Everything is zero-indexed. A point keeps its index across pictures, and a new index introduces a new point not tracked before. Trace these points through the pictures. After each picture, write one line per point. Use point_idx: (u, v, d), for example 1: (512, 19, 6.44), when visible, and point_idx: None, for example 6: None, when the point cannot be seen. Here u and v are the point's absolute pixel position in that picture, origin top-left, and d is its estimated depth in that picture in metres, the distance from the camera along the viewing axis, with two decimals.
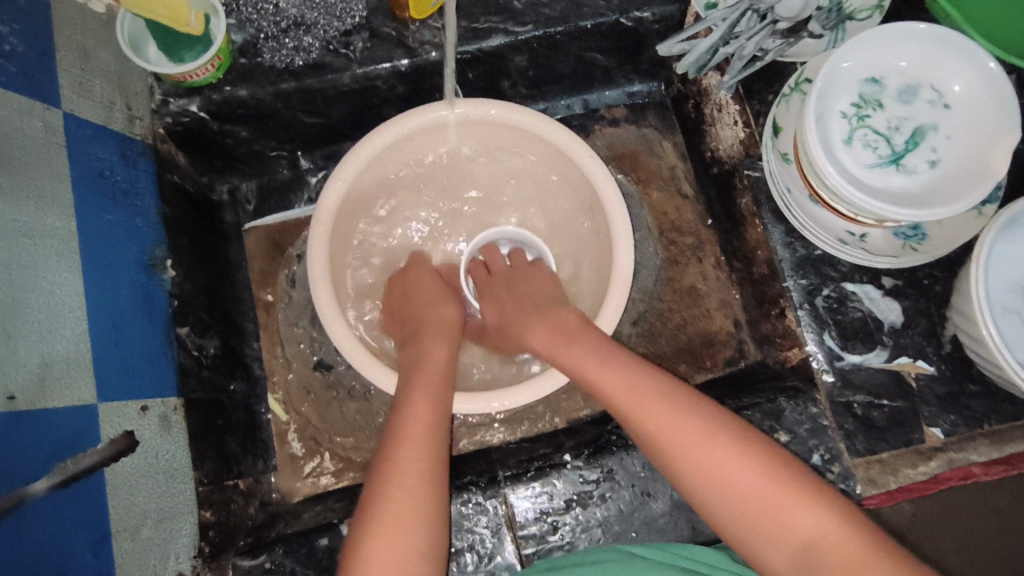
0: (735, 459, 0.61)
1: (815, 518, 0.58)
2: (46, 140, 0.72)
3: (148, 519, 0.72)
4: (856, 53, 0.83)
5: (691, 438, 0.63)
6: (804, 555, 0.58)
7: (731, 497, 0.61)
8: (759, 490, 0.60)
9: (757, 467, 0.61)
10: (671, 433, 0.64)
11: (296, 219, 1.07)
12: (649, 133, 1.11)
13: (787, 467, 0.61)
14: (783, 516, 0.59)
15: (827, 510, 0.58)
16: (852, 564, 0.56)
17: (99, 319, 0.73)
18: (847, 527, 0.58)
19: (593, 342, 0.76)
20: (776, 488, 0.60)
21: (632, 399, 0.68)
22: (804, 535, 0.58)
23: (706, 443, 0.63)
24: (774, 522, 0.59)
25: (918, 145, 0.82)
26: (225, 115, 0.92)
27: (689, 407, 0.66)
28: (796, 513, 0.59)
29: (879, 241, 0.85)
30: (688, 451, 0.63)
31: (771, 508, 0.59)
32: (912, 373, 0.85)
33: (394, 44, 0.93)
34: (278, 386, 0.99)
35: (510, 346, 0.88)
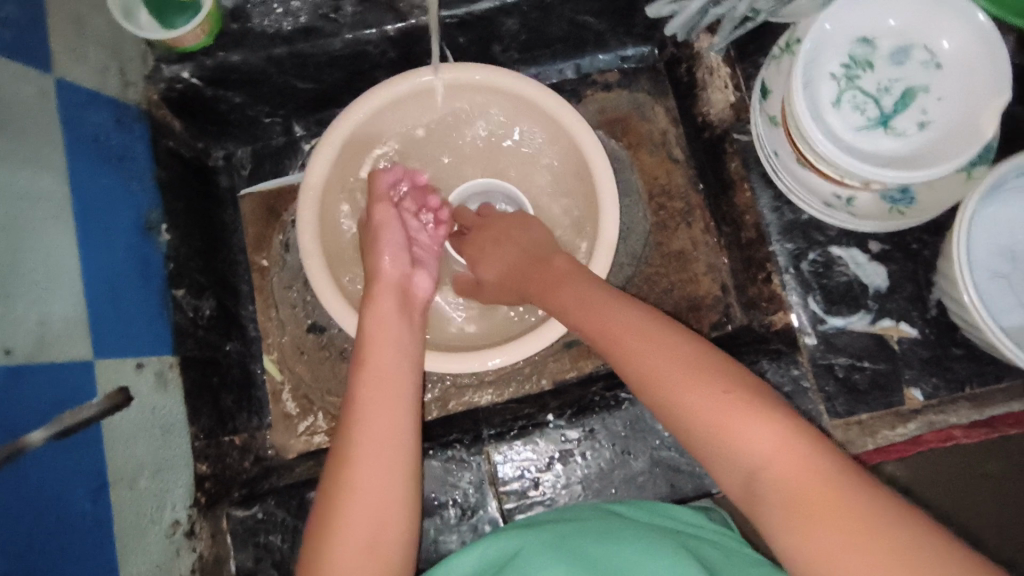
0: (693, 379, 0.59)
1: (766, 437, 0.54)
2: (41, 106, 0.74)
3: (145, 470, 0.75)
4: (848, 12, 0.81)
5: (658, 363, 0.62)
6: (755, 478, 0.54)
7: (688, 417, 0.58)
8: (712, 409, 0.57)
9: (714, 388, 0.58)
10: (641, 364, 0.63)
11: (289, 185, 1.08)
12: (641, 98, 1.10)
13: (750, 387, 0.58)
14: (737, 439, 0.55)
15: (780, 429, 0.54)
16: (800, 487, 0.52)
17: (95, 280, 0.76)
18: (803, 447, 0.54)
19: (581, 283, 0.76)
20: (731, 407, 0.57)
21: (611, 336, 0.68)
22: (755, 458, 0.54)
23: (670, 364, 0.61)
24: (728, 440, 0.56)
25: (908, 107, 0.81)
26: (219, 80, 0.94)
27: (660, 332, 0.65)
28: (749, 431, 0.55)
29: (866, 205, 0.85)
30: (654, 378, 0.62)
31: (725, 428, 0.56)
32: (895, 337, 0.85)
33: (384, 8, 0.93)
34: (272, 347, 1.01)
35: (508, 298, 0.89)
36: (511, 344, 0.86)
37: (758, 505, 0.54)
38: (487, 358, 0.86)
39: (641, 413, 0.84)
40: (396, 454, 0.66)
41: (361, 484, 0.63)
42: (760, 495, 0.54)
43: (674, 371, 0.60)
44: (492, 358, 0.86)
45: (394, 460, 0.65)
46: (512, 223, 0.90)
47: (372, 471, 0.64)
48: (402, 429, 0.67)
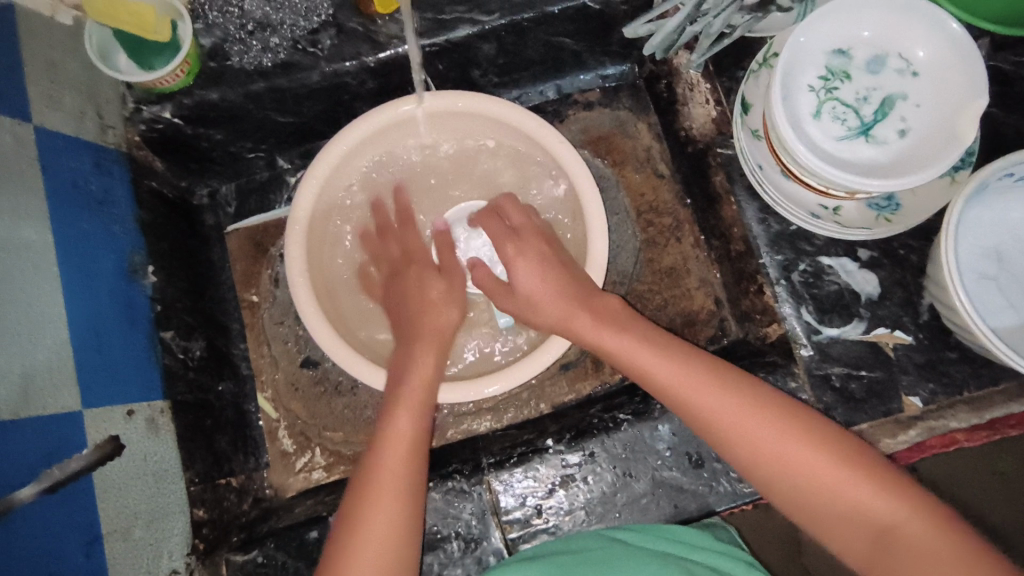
0: (792, 443, 0.63)
1: (889, 503, 0.59)
2: (17, 154, 0.73)
3: (139, 519, 0.74)
4: (822, 25, 0.82)
5: (752, 426, 0.64)
6: (881, 539, 0.58)
7: (793, 480, 0.62)
8: (820, 468, 0.61)
9: (815, 449, 0.62)
10: (725, 421, 0.65)
11: (276, 219, 1.07)
12: (624, 115, 1.11)
13: (854, 452, 0.62)
14: (855, 499, 0.60)
15: (898, 497, 0.59)
16: (930, 551, 0.56)
17: (80, 327, 0.74)
18: (932, 515, 0.58)
19: (638, 327, 0.75)
20: (842, 473, 0.61)
21: (682, 386, 0.68)
22: (881, 519, 0.59)
23: (766, 427, 0.64)
24: (840, 502, 0.60)
25: (886, 115, 0.82)
26: (198, 119, 0.93)
27: (746, 389, 0.67)
28: (870, 496, 0.59)
29: (853, 214, 0.85)
30: (746, 436, 0.64)
31: (835, 490, 0.61)
32: (890, 344, 0.85)
33: (361, 39, 0.93)
34: (265, 384, 1.00)
35: (537, 322, 0.83)
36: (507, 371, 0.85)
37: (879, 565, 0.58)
38: (485, 385, 0.85)
39: (640, 433, 0.83)
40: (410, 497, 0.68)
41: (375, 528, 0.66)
42: (880, 556, 0.58)
43: (771, 433, 0.63)
44: (488, 386, 0.85)
45: (402, 498, 0.68)
46: (530, 236, 0.86)
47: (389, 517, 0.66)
48: (415, 483, 0.69)
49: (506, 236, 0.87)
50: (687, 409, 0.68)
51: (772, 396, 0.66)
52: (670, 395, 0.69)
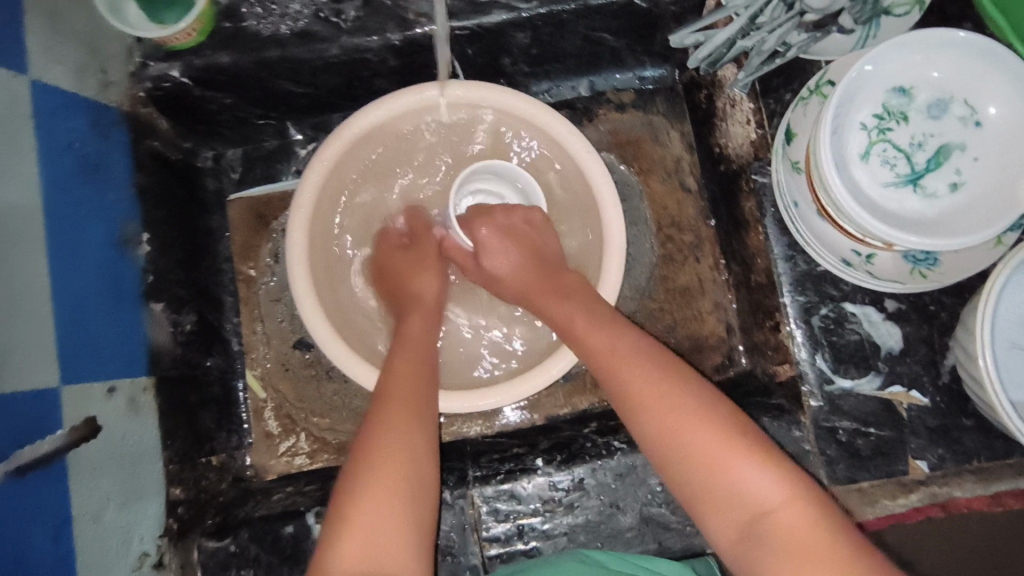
0: (689, 421, 0.61)
1: (771, 487, 0.56)
2: (10, 112, 0.68)
3: (111, 501, 0.72)
4: (886, 58, 0.75)
5: (659, 395, 0.63)
6: (754, 525, 0.56)
7: (685, 462, 0.59)
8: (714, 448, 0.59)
9: (716, 428, 0.60)
10: (637, 390, 0.64)
11: (282, 191, 1.03)
12: (656, 121, 1.05)
13: (751, 437, 0.59)
14: (741, 487, 0.57)
15: (791, 490, 0.56)
16: (800, 540, 0.53)
17: (64, 301, 0.71)
18: (813, 508, 0.55)
19: (586, 299, 0.76)
20: (733, 453, 0.58)
21: (609, 356, 0.68)
22: (764, 507, 0.56)
23: (667, 401, 0.62)
24: (728, 487, 0.57)
25: (940, 166, 0.76)
26: (207, 82, 0.88)
27: (667, 367, 0.66)
28: (757, 480, 0.57)
29: (888, 265, 0.79)
30: (654, 409, 0.63)
31: (731, 478, 0.57)
32: (904, 403, 0.81)
33: (388, 14, 0.87)
34: (256, 363, 0.98)
35: (502, 293, 0.85)
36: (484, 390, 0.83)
37: (747, 553, 0.55)
38: (481, 398, 0.83)
39: (633, 464, 0.81)
40: (412, 491, 0.61)
41: (376, 497, 0.60)
42: (753, 544, 0.55)
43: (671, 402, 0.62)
44: (460, 403, 0.83)
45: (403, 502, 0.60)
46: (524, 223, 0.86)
47: (389, 497, 0.60)
48: (421, 467, 0.64)
49: (500, 210, 0.86)
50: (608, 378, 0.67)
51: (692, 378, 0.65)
52: (598, 363, 0.69)
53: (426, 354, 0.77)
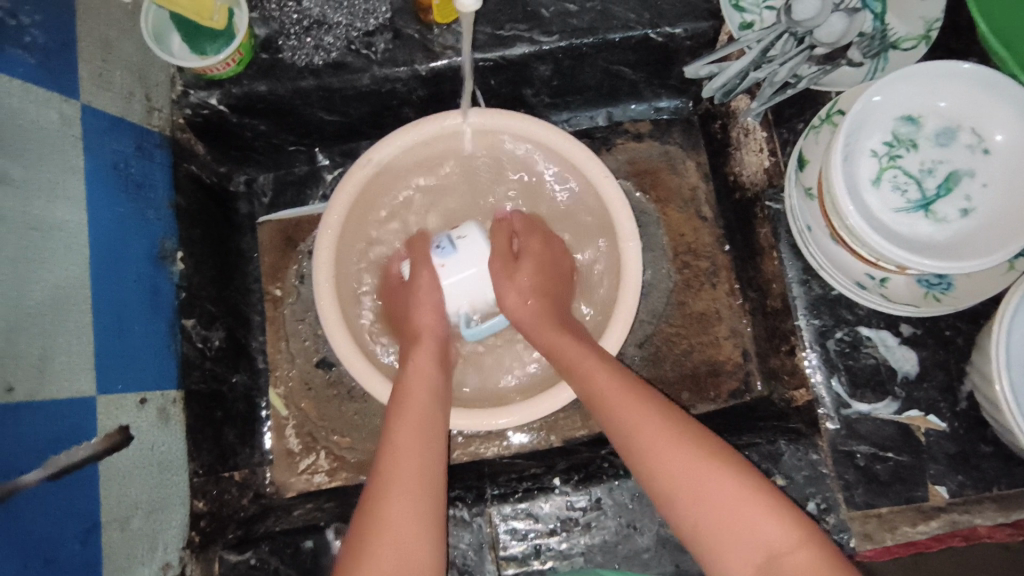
0: (705, 468, 0.62)
1: (782, 531, 0.57)
2: (63, 133, 0.73)
3: (139, 510, 0.74)
4: (895, 88, 0.78)
5: (658, 440, 0.65)
6: (768, 566, 0.57)
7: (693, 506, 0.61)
8: (720, 494, 0.60)
9: (724, 472, 0.61)
10: (643, 432, 0.66)
11: (309, 215, 1.07)
12: (673, 151, 1.08)
13: (763, 486, 0.60)
14: (748, 529, 0.58)
15: (790, 528, 0.57)
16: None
17: (104, 311, 0.74)
18: (821, 554, 0.56)
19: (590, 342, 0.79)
20: (738, 495, 0.59)
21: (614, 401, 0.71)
22: (771, 548, 0.57)
23: (679, 452, 0.63)
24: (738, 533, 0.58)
25: (950, 192, 0.78)
26: (244, 108, 0.93)
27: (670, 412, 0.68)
28: (762, 524, 0.58)
29: (900, 288, 0.81)
30: (658, 453, 0.64)
31: (740, 521, 0.58)
32: (922, 428, 0.81)
33: (416, 47, 0.91)
34: (279, 380, 1.00)
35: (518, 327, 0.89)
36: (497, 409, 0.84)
37: None
38: (493, 419, 0.84)
39: None
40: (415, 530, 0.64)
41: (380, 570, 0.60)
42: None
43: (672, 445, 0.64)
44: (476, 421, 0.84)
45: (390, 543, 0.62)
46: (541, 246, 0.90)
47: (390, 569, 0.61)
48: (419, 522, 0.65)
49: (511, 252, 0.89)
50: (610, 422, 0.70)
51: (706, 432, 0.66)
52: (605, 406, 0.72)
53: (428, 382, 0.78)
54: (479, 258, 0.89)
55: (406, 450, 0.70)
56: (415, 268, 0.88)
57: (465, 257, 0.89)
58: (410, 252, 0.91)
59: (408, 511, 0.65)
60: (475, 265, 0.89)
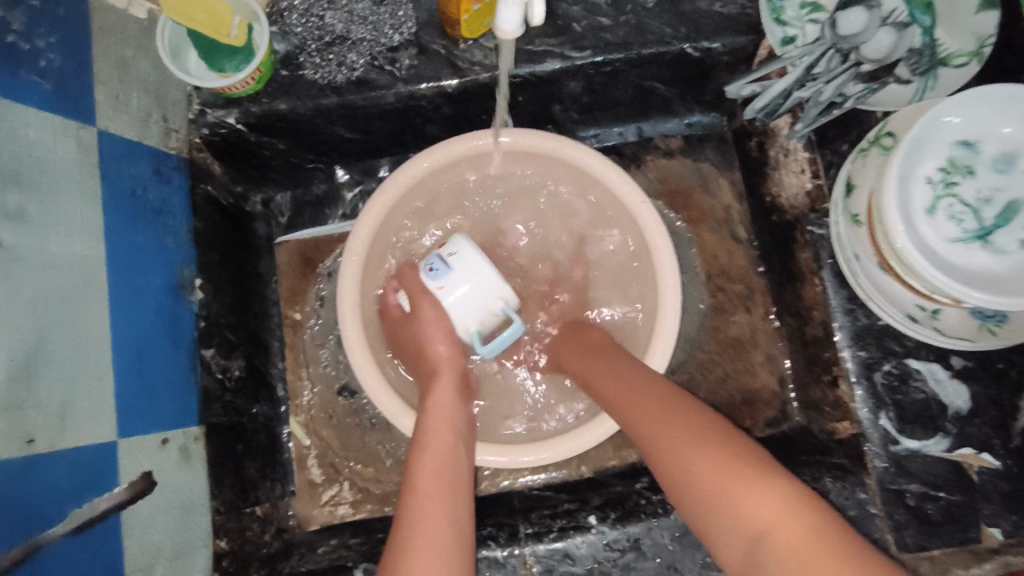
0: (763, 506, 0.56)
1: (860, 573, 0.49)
2: (78, 161, 0.69)
3: (162, 556, 0.71)
4: (951, 112, 0.74)
5: (710, 476, 0.60)
6: None
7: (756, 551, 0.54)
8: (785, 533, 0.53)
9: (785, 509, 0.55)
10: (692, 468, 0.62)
11: (328, 235, 1.03)
12: (705, 168, 1.04)
13: (837, 526, 0.53)
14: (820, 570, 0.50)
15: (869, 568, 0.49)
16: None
17: (124, 349, 0.71)
18: None
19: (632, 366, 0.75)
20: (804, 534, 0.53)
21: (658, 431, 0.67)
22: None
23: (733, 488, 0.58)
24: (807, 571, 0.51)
25: (1009, 221, 0.75)
26: (263, 127, 0.89)
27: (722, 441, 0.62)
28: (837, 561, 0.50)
29: (953, 320, 0.78)
30: (711, 490, 0.59)
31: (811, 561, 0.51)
32: (975, 466, 0.78)
33: (443, 63, 0.87)
34: (300, 409, 0.97)
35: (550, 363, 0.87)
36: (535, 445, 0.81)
37: None
38: (517, 455, 0.81)
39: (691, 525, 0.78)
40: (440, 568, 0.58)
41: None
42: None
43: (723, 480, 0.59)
44: (512, 456, 0.81)
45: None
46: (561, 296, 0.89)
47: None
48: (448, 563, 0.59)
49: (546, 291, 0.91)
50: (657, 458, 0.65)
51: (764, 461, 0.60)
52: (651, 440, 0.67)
53: (453, 416, 0.75)
54: (475, 269, 0.83)
55: (430, 490, 0.65)
56: (413, 302, 0.85)
57: (461, 270, 0.83)
58: (404, 283, 0.86)
59: (434, 547, 0.59)
60: (473, 275, 0.83)
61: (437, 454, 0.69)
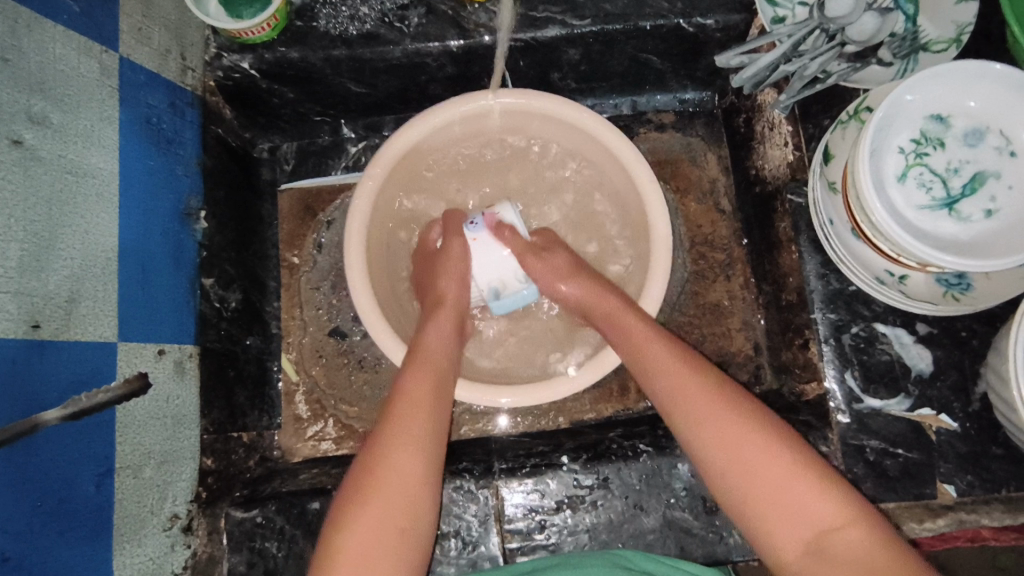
0: (761, 456, 0.63)
1: (837, 511, 0.59)
2: (100, 82, 0.74)
3: (151, 459, 0.74)
4: (924, 87, 0.78)
5: (718, 422, 0.66)
6: (824, 545, 0.59)
7: (753, 489, 0.63)
8: (780, 474, 0.62)
9: (785, 457, 0.63)
10: (700, 408, 0.68)
11: (330, 185, 1.08)
12: (694, 143, 1.09)
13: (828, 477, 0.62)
14: (807, 509, 0.60)
15: (846, 507, 0.60)
16: (871, 556, 0.56)
17: (130, 260, 0.75)
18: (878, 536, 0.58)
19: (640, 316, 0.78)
20: (795, 476, 0.61)
21: (672, 375, 0.71)
22: (830, 526, 0.59)
23: (739, 434, 0.65)
24: (786, 507, 0.61)
25: (975, 193, 0.78)
26: (274, 75, 0.93)
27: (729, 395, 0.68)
28: (816, 501, 0.60)
29: (921, 286, 0.81)
30: (717, 434, 0.66)
31: (800, 503, 0.61)
32: (933, 426, 0.82)
33: (449, 23, 0.92)
34: (292, 346, 1.01)
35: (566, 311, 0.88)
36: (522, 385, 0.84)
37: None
38: (487, 395, 0.84)
39: (658, 467, 0.81)
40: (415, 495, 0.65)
41: (384, 501, 0.63)
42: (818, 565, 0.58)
43: (729, 426, 0.65)
44: (500, 398, 0.84)
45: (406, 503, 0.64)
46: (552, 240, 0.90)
47: (396, 504, 0.64)
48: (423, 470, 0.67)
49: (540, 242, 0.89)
50: (668, 398, 0.71)
51: (760, 414, 0.66)
52: (662, 383, 0.72)
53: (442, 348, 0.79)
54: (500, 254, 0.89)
55: (421, 399, 0.71)
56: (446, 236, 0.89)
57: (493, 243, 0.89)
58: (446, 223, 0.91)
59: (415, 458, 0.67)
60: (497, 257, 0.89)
61: (431, 375, 0.74)
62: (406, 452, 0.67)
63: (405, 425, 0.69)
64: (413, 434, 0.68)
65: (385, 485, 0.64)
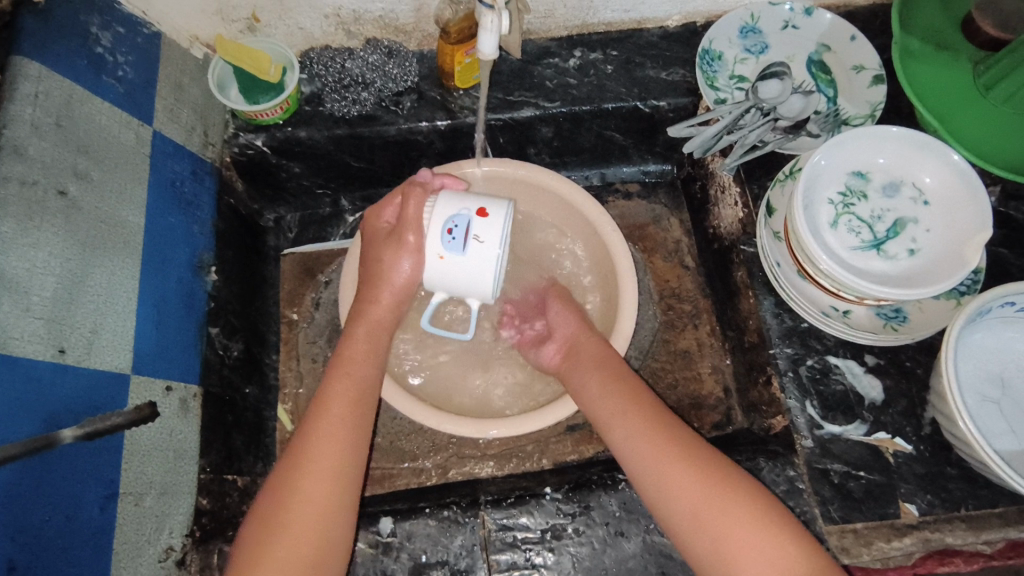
0: (691, 484, 0.73)
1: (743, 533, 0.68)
2: (135, 149, 0.85)
3: (152, 489, 0.78)
4: (838, 151, 0.91)
5: (650, 455, 0.76)
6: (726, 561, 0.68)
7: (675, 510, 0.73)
8: (696, 496, 0.72)
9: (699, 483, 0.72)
10: (637, 442, 0.78)
11: (329, 250, 1.18)
12: (659, 210, 1.22)
13: (738, 502, 0.70)
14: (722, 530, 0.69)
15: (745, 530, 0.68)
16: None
17: (147, 302, 0.83)
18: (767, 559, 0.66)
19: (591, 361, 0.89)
20: (705, 502, 0.71)
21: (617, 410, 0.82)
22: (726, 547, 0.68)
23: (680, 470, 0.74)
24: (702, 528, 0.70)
25: (898, 235, 0.90)
26: (284, 151, 1.06)
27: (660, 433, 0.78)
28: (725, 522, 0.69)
29: (862, 319, 0.91)
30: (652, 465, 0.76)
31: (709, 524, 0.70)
32: (890, 450, 0.87)
33: (438, 106, 1.06)
34: (288, 397, 1.08)
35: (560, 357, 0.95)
36: (509, 419, 0.89)
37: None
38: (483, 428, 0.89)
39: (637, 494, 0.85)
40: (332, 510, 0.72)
41: (294, 516, 0.70)
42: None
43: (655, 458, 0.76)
44: (489, 429, 0.89)
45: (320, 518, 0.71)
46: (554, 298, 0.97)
47: (306, 519, 0.70)
48: (340, 495, 0.73)
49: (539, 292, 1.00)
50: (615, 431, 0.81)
51: (697, 450, 0.76)
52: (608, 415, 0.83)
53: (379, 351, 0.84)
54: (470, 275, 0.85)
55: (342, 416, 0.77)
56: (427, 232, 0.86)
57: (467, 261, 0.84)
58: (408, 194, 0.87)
59: (328, 488, 0.72)
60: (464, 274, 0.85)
61: (348, 401, 0.79)
62: (323, 468, 0.73)
63: (326, 440, 0.75)
64: (336, 464, 0.74)
65: (298, 500, 0.71)
